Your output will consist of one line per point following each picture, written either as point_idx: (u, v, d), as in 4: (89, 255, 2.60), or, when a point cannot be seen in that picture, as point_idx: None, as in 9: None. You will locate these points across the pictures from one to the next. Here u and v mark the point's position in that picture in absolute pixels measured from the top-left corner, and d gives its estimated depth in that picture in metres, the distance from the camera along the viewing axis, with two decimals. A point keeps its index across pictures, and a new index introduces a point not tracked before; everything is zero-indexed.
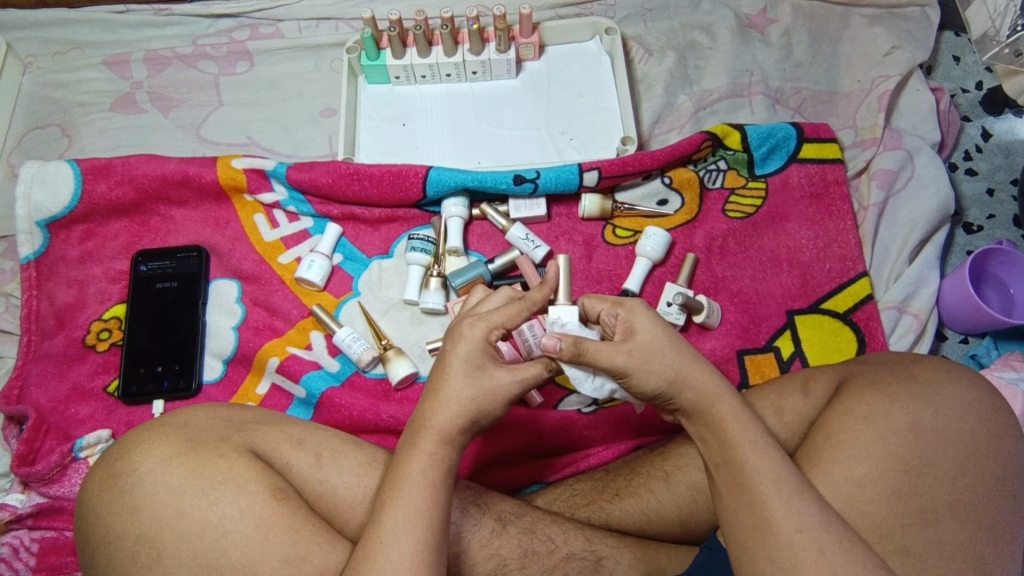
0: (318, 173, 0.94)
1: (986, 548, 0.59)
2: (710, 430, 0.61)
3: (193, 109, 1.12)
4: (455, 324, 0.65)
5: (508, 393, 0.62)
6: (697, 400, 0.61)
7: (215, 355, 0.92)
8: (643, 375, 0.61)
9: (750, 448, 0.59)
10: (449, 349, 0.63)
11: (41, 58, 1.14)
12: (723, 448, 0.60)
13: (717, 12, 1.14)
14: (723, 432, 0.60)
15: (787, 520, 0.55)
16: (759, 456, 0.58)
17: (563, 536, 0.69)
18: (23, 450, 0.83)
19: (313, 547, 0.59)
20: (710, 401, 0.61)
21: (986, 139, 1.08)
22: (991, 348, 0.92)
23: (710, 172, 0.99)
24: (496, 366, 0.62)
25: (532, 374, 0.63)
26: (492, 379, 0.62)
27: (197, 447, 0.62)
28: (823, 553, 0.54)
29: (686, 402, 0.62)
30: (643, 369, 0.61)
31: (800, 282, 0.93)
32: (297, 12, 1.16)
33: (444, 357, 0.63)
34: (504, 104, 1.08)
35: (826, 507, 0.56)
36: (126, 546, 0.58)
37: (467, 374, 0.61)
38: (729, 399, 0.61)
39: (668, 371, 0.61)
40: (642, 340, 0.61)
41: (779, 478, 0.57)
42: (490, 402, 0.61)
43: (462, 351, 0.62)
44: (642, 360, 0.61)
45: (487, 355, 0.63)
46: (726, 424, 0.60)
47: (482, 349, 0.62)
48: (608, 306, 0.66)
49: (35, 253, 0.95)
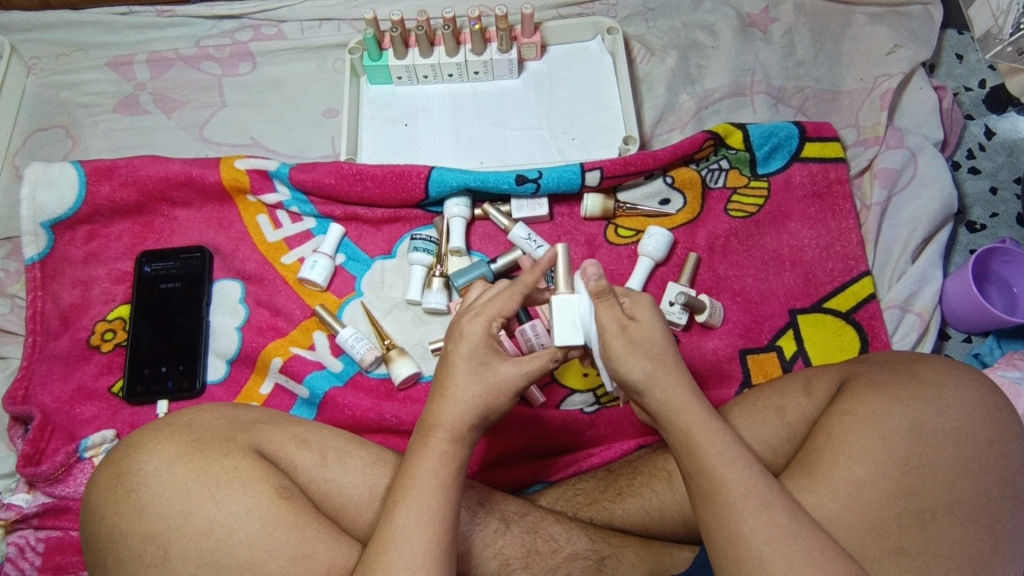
0: (320, 173, 0.95)
1: (988, 547, 0.59)
2: (679, 438, 0.60)
3: (197, 110, 1.12)
4: (454, 322, 0.65)
5: (512, 387, 0.62)
6: (666, 405, 0.61)
7: (219, 354, 0.92)
8: (628, 360, 0.62)
9: (718, 457, 0.58)
10: (453, 348, 0.63)
11: (45, 60, 1.15)
12: (692, 457, 0.59)
13: (719, 11, 1.14)
14: (692, 441, 0.59)
15: (757, 532, 0.55)
16: (728, 466, 0.58)
17: (566, 535, 0.69)
18: (28, 450, 0.84)
19: (318, 545, 0.59)
20: (678, 410, 0.61)
21: (989, 137, 1.08)
22: (994, 347, 0.92)
23: (712, 171, 0.99)
24: (500, 361, 0.63)
25: (537, 365, 0.63)
26: (497, 374, 0.62)
27: (202, 447, 0.63)
28: (792, 564, 0.54)
29: (656, 406, 0.62)
30: (626, 353, 0.62)
31: (802, 281, 0.93)
32: (300, 13, 1.17)
33: (447, 358, 0.63)
34: (506, 104, 1.08)
35: (798, 517, 0.56)
36: (132, 545, 0.59)
37: (471, 372, 0.62)
38: (697, 408, 0.61)
39: (644, 365, 0.61)
40: (640, 327, 0.62)
41: (748, 488, 0.56)
42: (496, 397, 0.61)
43: (464, 349, 0.62)
44: (630, 342, 0.62)
45: (489, 350, 0.63)
46: (694, 433, 0.60)
47: (484, 345, 0.63)
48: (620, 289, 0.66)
49: (40, 254, 0.96)
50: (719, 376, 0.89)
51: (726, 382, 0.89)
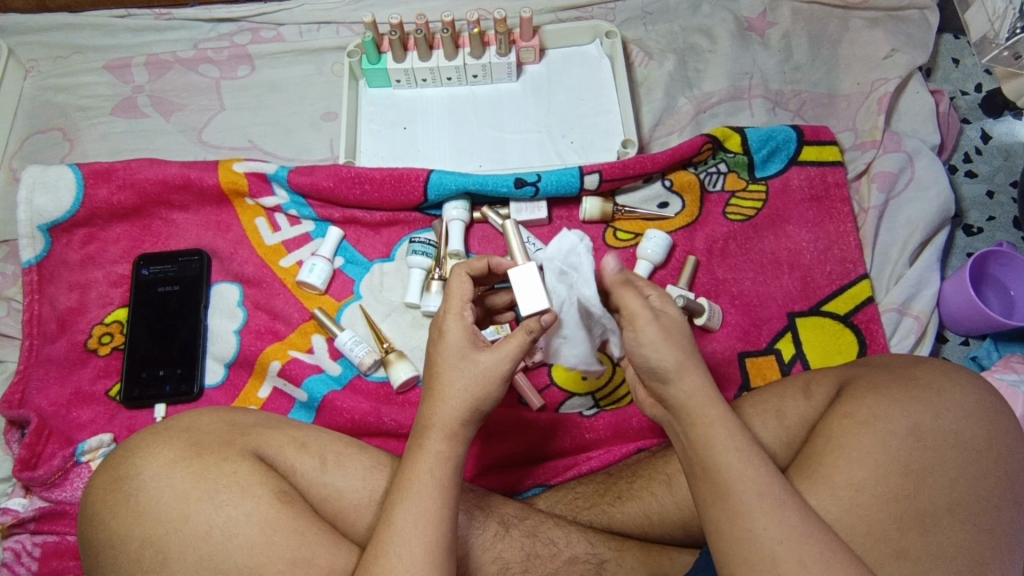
0: (319, 176, 0.95)
1: (986, 550, 0.60)
2: (697, 433, 0.59)
3: (195, 113, 1.12)
4: (436, 321, 0.65)
5: (498, 371, 0.61)
6: (689, 397, 0.60)
7: (217, 358, 0.92)
8: (657, 348, 0.61)
9: (737, 455, 0.58)
10: (434, 349, 0.63)
11: (43, 63, 1.14)
12: (709, 453, 0.58)
13: (717, 15, 1.14)
14: (710, 437, 0.59)
15: (769, 532, 0.55)
16: (745, 463, 0.57)
17: (566, 539, 0.69)
18: (25, 454, 0.83)
19: (318, 549, 0.59)
20: (699, 405, 0.60)
21: (986, 141, 1.08)
22: (992, 350, 0.92)
23: (711, 174, 1.00)
24: (478, 351, 0.62)
25: (516, 345, 0.61)
26: (478, 363, 0.61)
27: (201, 451, 0.63)
28: (803, 564, 0.54)
29: (677, 398, 0.61)
30: (657, 342, 0.61)
31: (800, 285, 0.93)
32: (298, 16, 1.17)
33: (432, 359, 0.63)
34: (505, 107, 1.08)
35: (808, 518, 0.56)
36: (131, 550, 0.58)
37: (455, 369, 0.61)
38: (717, 403, 0.60)
39: (675, 354, 0.61)
40: (670, 320, 0.63)
41: (761, 488, 0.56)
42: (484, 386, 0.61)
43: (446, 348, 0.62)
44: (661, 332, 0.62)
45: (467, 343, 0.63)
46: (713, 429, 0.59)
47: (462, 338, 0.63)
48: (647, 284, 0.68)
49: (37, 257, 0.95)
50: (718, 379, 0.89)
51: (725, 385, 0.89)
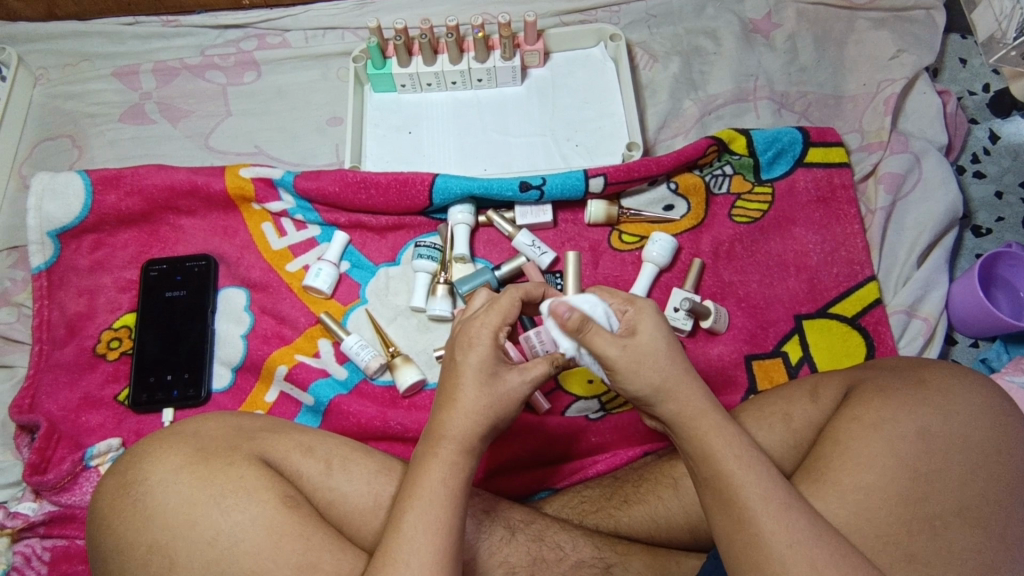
0: (325, 181, 0.95)
1: (996, 555, 0.59)
2: (694, 445, 0.60)
3: (202, 119, 1.13)
4: (460, 332, 0.65)
5: (519, 395, 0.63)
6: (679, 413, 0.61)
7: (224, 363, 0.92)
8: (632, 376, 0.61)
9: (736, 462, 0.58)
10: (462, 358, 0.63)
11: (52, 70, 1.15)
12: (709, 463, 0.59)
13: (722, 17, 1.14)
14: (708, 448, 0.59)
15: (778, 535, 0.54)
16: (747, 470, 0.57)
17: (572, 543, 0.69)
18: (35, 458, 0.84)
19: (323, 555, 0.59)
20: (693, 418, 0.60)
21: (994, 141, 1.08)
22: (1001, 352, 0.92)
23: (716, 177, 0.99)
24: (507, 369, 0.63)
25: (541, 372, 0.64)
26: (507, 385, 0.62)
27: (208, 456, 0.63)
28: (818, 567, 0.53)
29: (669, 413, 0.61)
30: (632, 370, 0.61)
31: (807, 287, 0.93)
32: (304, 22, 1.17)
33: (457, 368, 0.63)
34: (509, 111, 1.08)
35: (816, 522, 0.56)
36: (138, 555, 0.59)
37: (481, 382, 0.62)
38: (712, 414, 0.60)
39: (654, 377, 0.61)
40: (642, 340, 0.62)
41: (767, 491, 0.56)
42: (506, 406, 0.62)
43: (474, 359, 0.62)
44: (634, 359, 0.61)
45: (498, 360, 0.63)
46: (710, 441, 0.59)
47: (491, 355, 0.63)
48: (618, 299, 0.67)
49: (46, 263, 0.96)
50: (724, 383, 0.89)
51: (731, 388, 0.88)
